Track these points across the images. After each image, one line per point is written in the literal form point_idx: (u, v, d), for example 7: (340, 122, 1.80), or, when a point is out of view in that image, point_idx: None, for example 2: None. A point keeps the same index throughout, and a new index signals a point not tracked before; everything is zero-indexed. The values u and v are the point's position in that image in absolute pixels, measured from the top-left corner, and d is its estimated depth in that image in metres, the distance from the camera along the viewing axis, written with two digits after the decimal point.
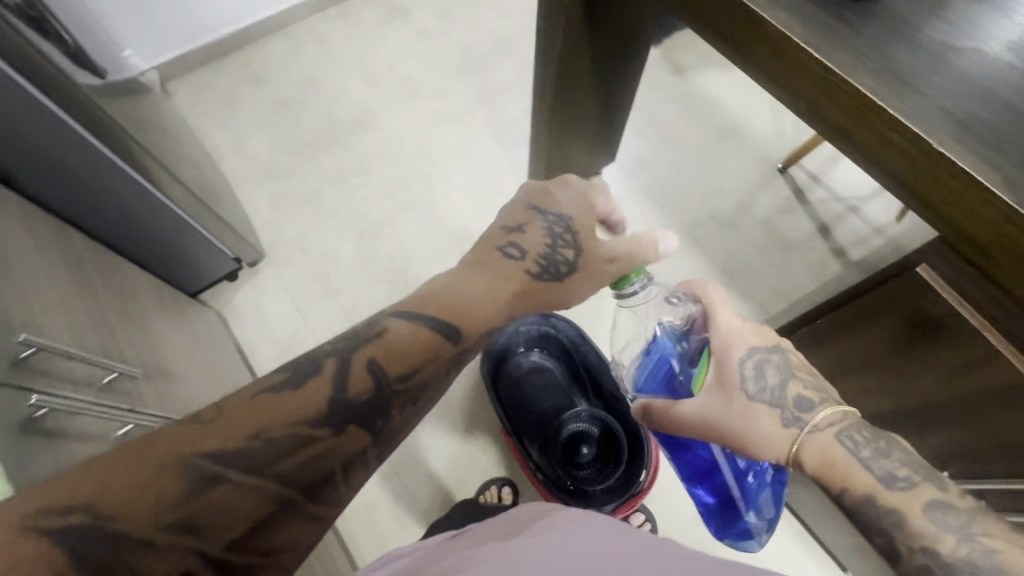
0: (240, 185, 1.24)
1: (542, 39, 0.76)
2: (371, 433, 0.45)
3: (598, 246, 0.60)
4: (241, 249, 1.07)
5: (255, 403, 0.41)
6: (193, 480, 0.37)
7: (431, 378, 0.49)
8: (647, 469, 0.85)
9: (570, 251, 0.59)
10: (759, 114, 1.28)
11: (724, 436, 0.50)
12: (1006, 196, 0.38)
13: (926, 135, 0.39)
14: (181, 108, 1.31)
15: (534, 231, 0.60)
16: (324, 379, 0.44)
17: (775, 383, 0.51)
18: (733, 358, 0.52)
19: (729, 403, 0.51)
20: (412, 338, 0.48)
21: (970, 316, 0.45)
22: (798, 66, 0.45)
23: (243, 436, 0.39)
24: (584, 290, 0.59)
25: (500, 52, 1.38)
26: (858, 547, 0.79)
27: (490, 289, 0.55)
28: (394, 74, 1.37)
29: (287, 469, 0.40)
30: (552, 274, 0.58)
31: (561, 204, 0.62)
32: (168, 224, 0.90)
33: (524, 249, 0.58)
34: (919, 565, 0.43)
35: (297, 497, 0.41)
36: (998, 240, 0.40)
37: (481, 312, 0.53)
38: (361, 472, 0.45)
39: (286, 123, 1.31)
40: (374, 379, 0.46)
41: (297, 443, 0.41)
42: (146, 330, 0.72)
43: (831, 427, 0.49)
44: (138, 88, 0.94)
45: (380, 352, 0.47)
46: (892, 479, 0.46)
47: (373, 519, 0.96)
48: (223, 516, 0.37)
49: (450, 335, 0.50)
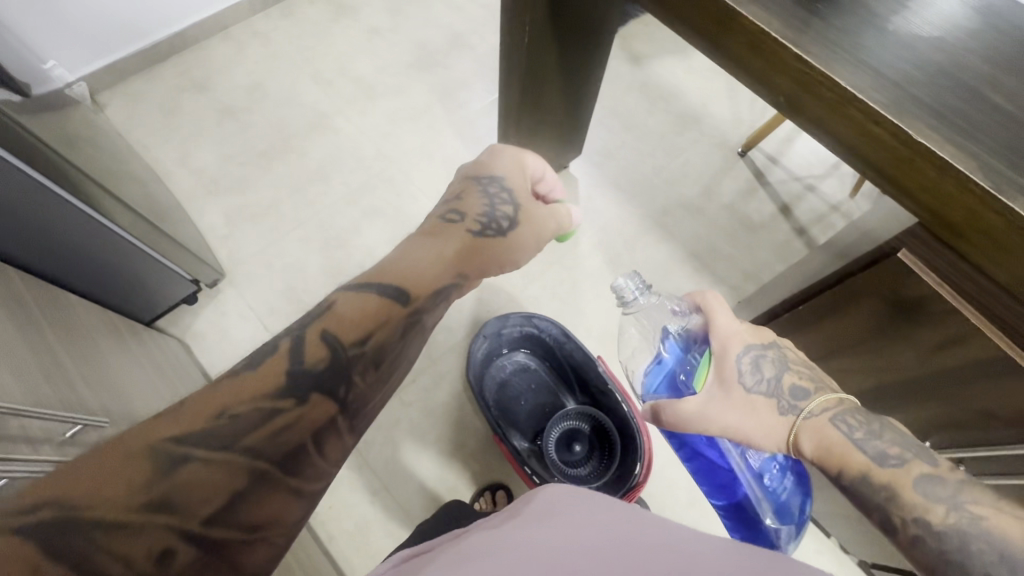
0: (190, 200, 1.17)
1: (506, 37, 0.74)
2: (337, 400, 0.44)
3: (530, 203, 0.64)
4: (198, 270, 1.01)
5: (216, 388, 0.41)
6: (160, 462, 0.36)
7: (388, 342, 0.48)
8: (642, 461, 0.84)
9: (508, 208, 0.62)
10: (716, 100, 1.31)
11: (729, 432, 0.53)
12: (983, 180, 0.38)
13: (907, 127, 0.40)
14: (115, 122, 1.22)
15: (472, 197, 0.62)
16: (281, 356, 0.43)
17: (771, 375, 0.54)
18: (732, 354, 0.56)
19: (728, 398, 0.54)
20: (359, 304, 0.48)
21: (948, 294, 0.47)
22: (775, 61, 0.46)
23: (207, 416, 0.38)
24: (526, 240, 0.63)
25: (456, 47, 1.35)
26: (843, 515, 0.83)
27: (439, 254, 0.56)
28: (346, 74, 1.31)
29: (255, 441, 0.39)
30: (493, 229, 0.61)
31: (497, 170, 0.65)
32: (113, 250, 0.83)
33: (463, 213, 0.61)
34: (912, 535, 0.45)
35: (271, 469, 0.39)
36: (976, 225, 0.41)
37: (430, 274, 0.53)
38: (336, 443, 0.43)
39: (235, 132, 1.24)
40: (330, 347, 0.45)
41: (262, 417, 0.40)
42: (99, 369, 0.66)
43: (826, 412, 0.51)
44: (64, 104, 0.86)
45: (331, 322, 0.46)
46: (884, 456, 0.48)
47: (365, 538, 0.93)
48: (198, 493, 0.36)
49: (396, 295, 0.49)
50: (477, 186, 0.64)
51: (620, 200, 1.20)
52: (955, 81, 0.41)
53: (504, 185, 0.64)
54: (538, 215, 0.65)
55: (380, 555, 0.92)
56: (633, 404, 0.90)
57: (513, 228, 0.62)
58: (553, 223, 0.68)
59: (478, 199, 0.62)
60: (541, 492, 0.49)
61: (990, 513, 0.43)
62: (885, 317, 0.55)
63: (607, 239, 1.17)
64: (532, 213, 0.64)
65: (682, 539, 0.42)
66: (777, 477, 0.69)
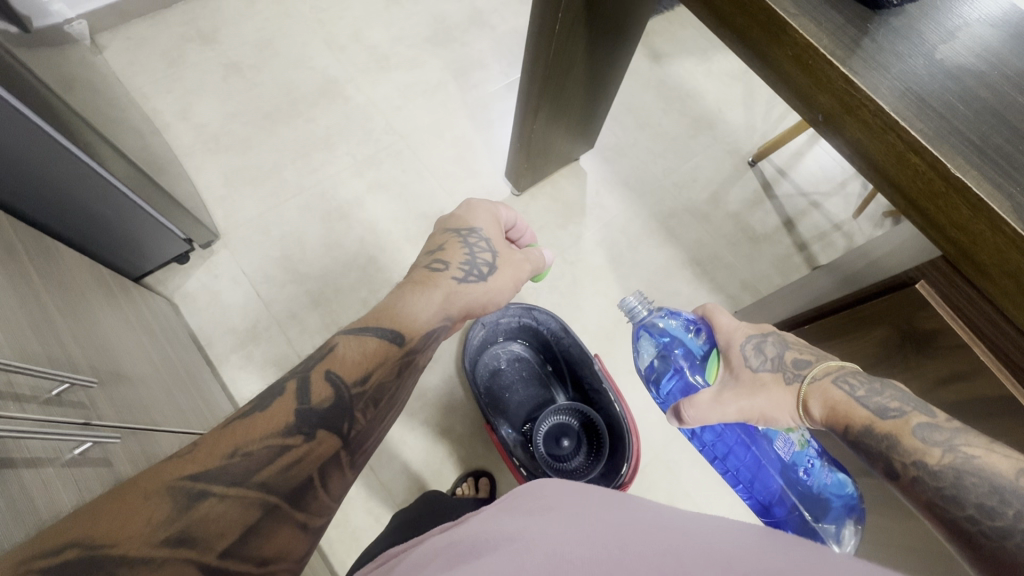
0: (187, 156, 1.13)
1: (535, 38, 0.74)
2: (342, 435, 0.42)
3: (508, 251, 0.65)
4: (193, 229, 0.98)
5: (228, 430, 0.39)
6: (179, 499, 0.34)
7: (386, 381, 0.47)
8: (630, 462, 0.85)
9: (488, 254, 0.62)
10: (732, 106, 1.30)
11: (745, 411, 0.56)
12: (1014, 221, 0.38)
13: (944, 158, 0.40)
14: (115, 67, 1.17)
15: (454, 247, 0.62)
16: (288, 397, 0.42)
17: (774, 355, 0.58)
18: (735, 346, 0.60)
19: (738, 380, 0.57)
20: (359, 347, 0.47)
21: (959, 326, 0.49)
22: (822, 80, 0.45)
23: (221, 454, 0.37)
24: (506, 282, 0.62)
25: (475, 25, 1.31)
26: None
27: (425, 303, 0.54)
28: (360, 41, 1.27)
29: (268, 475, 0.37)
30: (476, 274, 0.60)
31: (476, 223, 0.66)
32: (104, 198, 0.80)
33: (447, 261, 0.60)
34: (912, 477, 0.46)
35: (281, 502, 0.37)
36: (999, 264, 0.41)
37: (423, 312, 0.53)
38: (339, 480, 0.41)
39: (240, 89, 1.20)
40: (335, 387, 0.44)
41: (273, 453, 0.38)
42: (86, 326, 0.63)
43: (828, 375, 0.54)
44: (63, 40, 0.81)
45: (335, 363, 0.45)
46: (886, 410, 0.50)
47: (346, 514, 0.93)
48: (215, 528, 0.34)
49: (393, 337, 0.49)
50: (457, 237, 0.63)
51: (628, 198, 1.19)
52: (995, 116, 0.41)
53: (482, 235, 0.64)
54: (515, 258, 0.65)
55: (360, 532, 0.92)
56: (626, 404, 0.91)
57: (494, 274, 0.61)
58: (527, 264, 0.67)
59: (457, 249, 0.61)
60: (528, 488, 0.47)
61: (982, 452, 0.45)
62: (895, 344, 0.57)
63: (610, 237, 1.16)
64: (509, 258, 0.64)
65: (701, 525, 0.41)
66: (811, 469, 0.73)
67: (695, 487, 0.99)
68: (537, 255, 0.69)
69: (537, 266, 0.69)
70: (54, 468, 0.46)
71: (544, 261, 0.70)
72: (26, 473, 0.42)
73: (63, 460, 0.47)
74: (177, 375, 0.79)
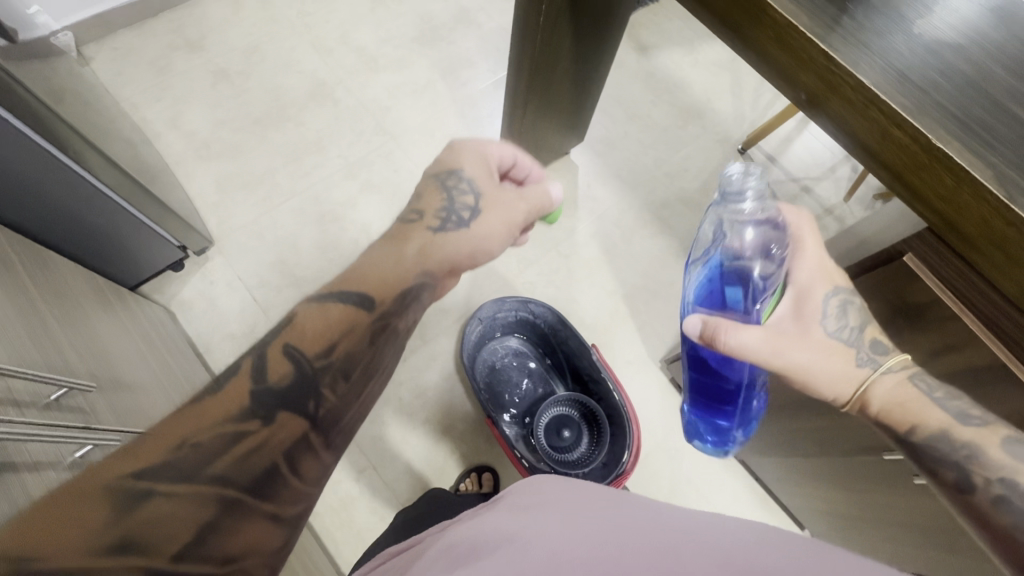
0: (179, 164, 1.13)
1: (520, 31, 0.75)
2: (307, 417, 0.42)
3: (496, 190, 0.62)
4: (186, 236, 0.98)
5: (179, 417, 0.39)
6: (118, 502, 0.34)
7: (356, 353, 0.47)
8: (630, 450, 0.86)
9: (468, 198, 0.61)
10: (720, 96, 1.30)
11: (798, 371, 0.56)
12: (996, 188, 0.38)
13: (925, 129, 0.40)
14: (103, 79, 1.17)
15: (432, 194, 0.61)
16: (243, 376, 0.42)
17: (854, 325, 0.55)
18: (816, 297, 0.56)
19: (804, 335, 0.56)
20: (321, 316, 0.47)
21: (948, 299, 0.47)
22: (803, 59, 0.45)
23: (167, 448, 0.36)
24: (494, 225, 0.60)
25: (461, 24, 1.31)
26: (825, 507, 0.85)
27: (399, 259, 0.54)
28: (348, 44, 1.27)
29: (221, 467, 0.37)
30: (453, 222, 0.59)
31: (458, 164, 0.63)
32: (97, 209, 0.80)
33: (422, 211, 0.60)
34: (993, 494, 0.48)
35: (241, 496, 0.37)
36: (985, 233, 0.41)
37: (395, 273, 0.53)
38: (310, 462, 0.41)
39: (230, 96, 1.20)
40: (292, 359, 0.43)
41: (226, 442, 0.38)
42: (83, 334, 0.63)
43: (904, 370, 0.54)
44: (49, 52, 0.81)
45: (293, 337, 0.45)
46: (965, 416, 0.50)
47: (350, 514, 0.93)
48: (163, 531, 0.34)
49: (361, 303, 0.49)
50: (437, 183, 0.62)
51: (620, 190, 1.20)
52: (976, 89, 0.42)
53: (464, 178, 0.62)
54: (504, 198, 0.62)
55: (364, 532, 0.93)
56: (624, 392, 0.92)
57: (476, 219, 0.60)
58: (523, 206, 0.63)
59: (434, 195, 0.61)
60: (523, 485, 0.48)
61: None
62: (886, 321, 0.57)
63: (604, 230, 1.16)
64: (498, 200, 0.62)
65: (687, 518, 0.41)
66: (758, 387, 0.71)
67: (697, 474, 1.00)
68: (541, 192, 0.64)
69: (541, 206, 0.64)
70: (58, 473, 0.46)
71: (546, 203, 0.64)
72: (29, 479, 0.43)
73: (65, 465, 0.48)
74: (176, 381, 0.79)
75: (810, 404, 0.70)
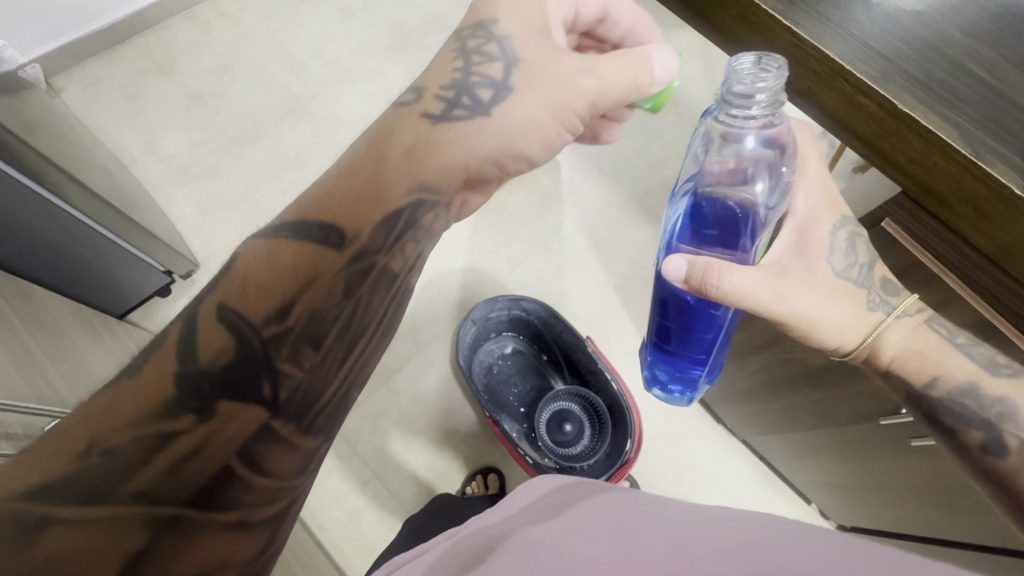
0: (158, 189, 1.12)
1: None
2: (264, 403, 0.39)
3: (536, 47, 0.48)
4: (170, 260, 0.98)
5: (88, 414, 0.35)
6: (17, 532, 0.32)
7: (322, 310, 0.41)
8: (633, 439, 0.87)
9: (490, 68, 0.48)
10: (696, 81, 1.31)
11: (798, 313, 0.53)
12: (962, 147, 0.40)
13: (891, 96, 0.41)
14: (76, 109, 1.17)
15: (440, 66, 0.49)
16: (167, 352, 0.38)
17: (863, 261, 0.52)
18: (821, 230, 0.54)
19: (805, 272, 0.54)
20: (266, 259, 0.40)
21: (929, 260, 0.47)
22: (767, 36, 0.46)
23: (72, 459, 0.34)
24: (528, 101, 0.47)
25: (432, 28, 1.31)
26: (830, 480, 0.86)
27: (386, 164, 0.44)
28: (320, 57, 1.27)
29: (146, 483, 0.35)
30: (467, 104, 0.47)
31: (485, 19, 0.50)
32: (78, 238, 0.79)
33: (422, 91, 0.48)
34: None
35: (183, 512, 0.35)
36: (955, 193, 0.41)
37: (381, 186, 0.44)
38: (273, 453, 0.39)
39: (204, 117, 1.19)
40: (231, 327, 0.39)
41: (148, 450, 0.35)
42: (74, 365, 0.63)
43: (920, 315, 0.52)
44: (16, 85, 0.80)
45: (231, 295, 0.39)
46: (995, 365, 0.50)
47: (358, 525, 0.94)
48: (77, 560, 0.32)
49: (328, 240, 0.41)
50: (452, 46, 0.49)
51: (604, 182, 1.20)
52: (936, 53, 0.43)
53: (495, 36, 0.49)
54: (559, 70, 0.48)
55: (373, 542, 0.93)
56: (621, 381, 0.92)
57: (504, 99, 0.47)
58: (599, 82, 0.48)
59: (447, 65, 0.49)
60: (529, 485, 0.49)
61: None
62: None
63: (591, 223, 1.17)
64: (543, 68, 0.48)
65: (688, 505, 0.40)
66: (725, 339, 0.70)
67: (701, 457, 1.01)
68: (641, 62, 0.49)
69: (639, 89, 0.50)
70: None
71: (648, 80, 0.50)
72: None
73: None
74: None
75: (805, 378, 0.71)
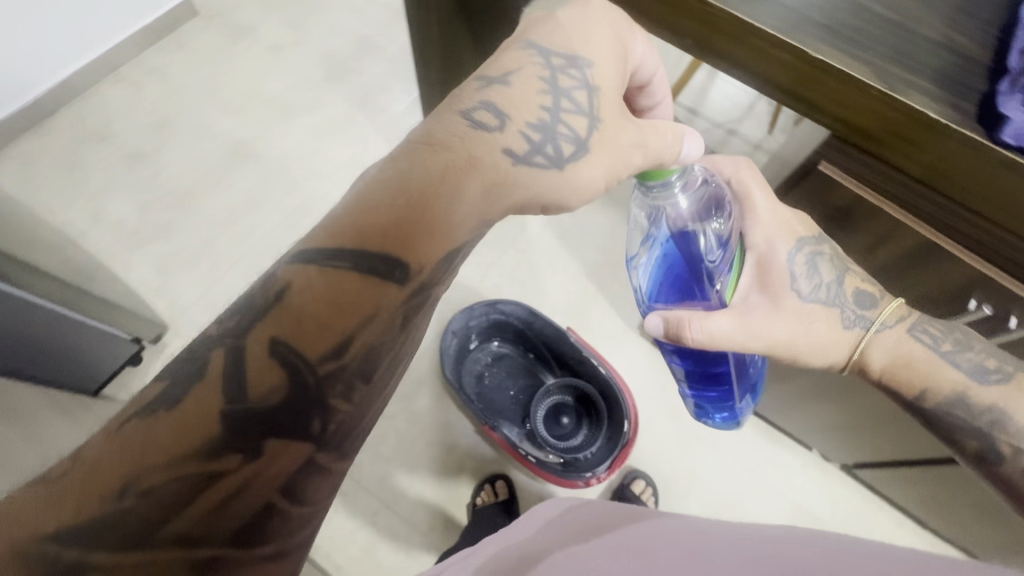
0: (113, 257, 1.09)
1: None
2: (311, 438, 0.35)
3: (614, 94, 0.46)
4: (134, 325, 0.96)
5: (114, 449, 0.31)
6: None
7: (379, 344, 0.36)
8: (629, 419, 0.89)
9: (579, 121, 0.44)
10: None
11: (777, 344, 0.57)
12: (876, 82, 0.41)
13: (802, 45, 0.43)
14: (13, 191, 1.13)
15: (523, 83, 0.43)
16: (207, 385, 0.33)
17: (827, 281, 0.56)
18: (779, 257, 0.57)
19: (777, 305, 0.57)
20: (326, 291, 0.34)
21: (868, 194, 0.49)
22: (677, 6, 0.48)
23: (106, 500, 0.30)
24: (596, 174, 0.44)
25: (366, 52, 1.31)
26: (826, 424, 0.88)
27: (459, 206, 0.38)
28: (257, 97, 1.26)
29: (184, 525, 0.32)
30: (548, 153, 0.42)
31: (576, 43, 0.46)
32: (32, 318, 0.77)
33: (503, 117, 0.42)
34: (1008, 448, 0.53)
35: (221, 551, 0.33)
36: (879, 125, 0.43)
37: (454, 231, 0.38)
38: (318, 484, 0.36)
39: (149, 177, 1.17)
40: (285, 365, 0.34)
41: (187, 488, 0.32)
42: None
43: (902, 324, 0.56)
44: None
45: (283, 326, 0.34)
46: (982, 372, 0.53)
47: (375, 557, 0.93)
48: None
49: (385, 271, 0.36)
50: (536, 69, 0.44)
51: None
52: None
53: (584, 69, 0.45)
54: (620, 142, 0.45)
55: (394, 570, 0.92)
56: (609, 365, 0.93)
57: (581, 158, 0.43)
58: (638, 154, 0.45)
59: (535, 95, 0.43)
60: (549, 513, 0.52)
61: None
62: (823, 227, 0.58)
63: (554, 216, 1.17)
64: (614, 130, 0.45)
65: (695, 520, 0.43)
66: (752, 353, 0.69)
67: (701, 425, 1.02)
68: (676, 140, 0.47)
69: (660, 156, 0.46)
70: None
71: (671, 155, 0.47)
72: None
73: None
74: None
75: None
